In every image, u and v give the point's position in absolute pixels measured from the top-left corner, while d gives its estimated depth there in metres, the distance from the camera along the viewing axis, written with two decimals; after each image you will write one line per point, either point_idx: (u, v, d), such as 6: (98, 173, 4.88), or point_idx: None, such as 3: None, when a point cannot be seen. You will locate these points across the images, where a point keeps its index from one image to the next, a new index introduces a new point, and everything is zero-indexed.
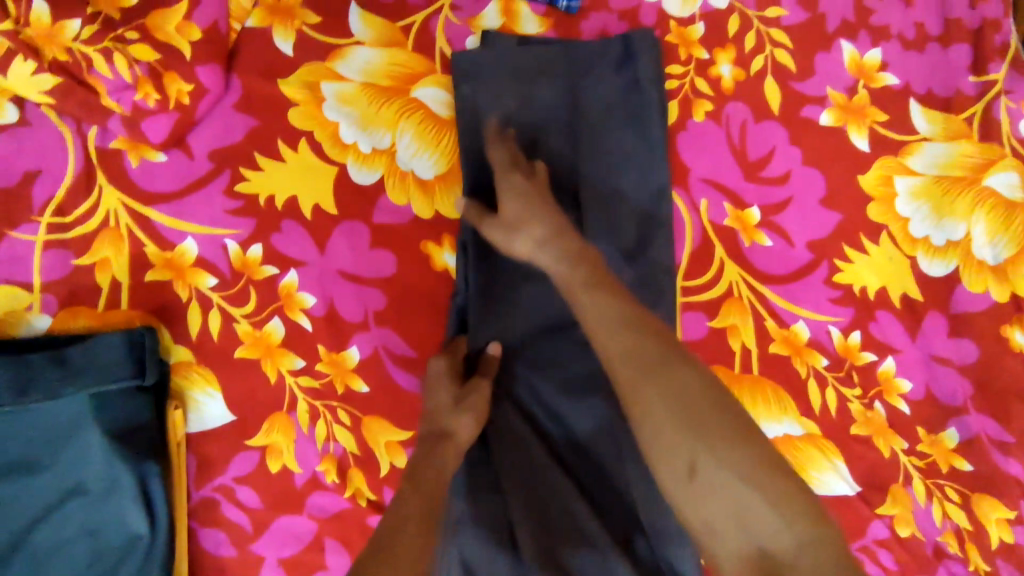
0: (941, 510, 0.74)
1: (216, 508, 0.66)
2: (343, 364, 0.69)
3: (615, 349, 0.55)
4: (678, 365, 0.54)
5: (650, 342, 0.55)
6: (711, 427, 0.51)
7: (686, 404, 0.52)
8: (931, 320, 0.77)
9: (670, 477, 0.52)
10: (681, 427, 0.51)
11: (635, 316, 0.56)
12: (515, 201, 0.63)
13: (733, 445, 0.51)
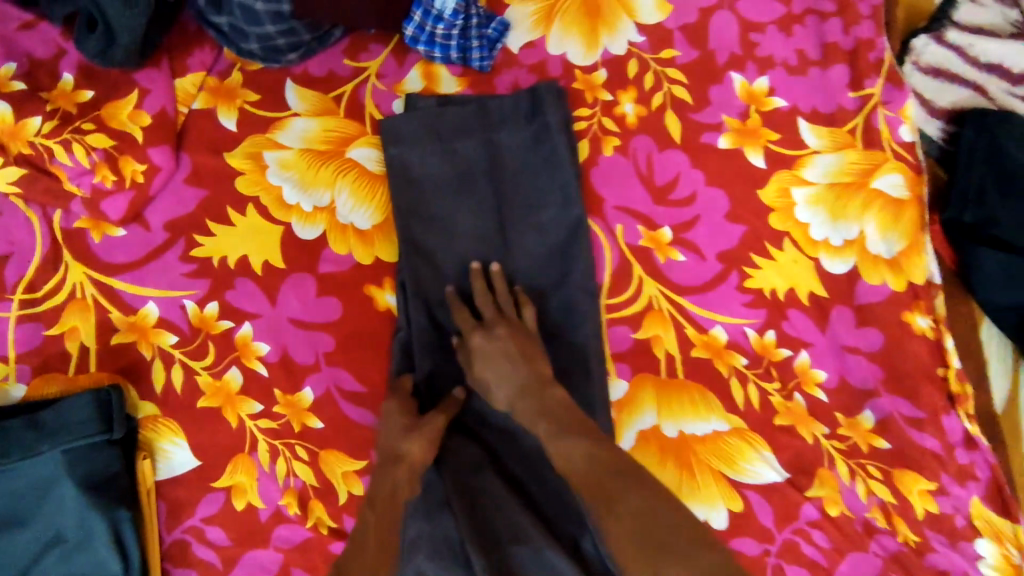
0: (865, 487, 0.80)
1: (188, 548, 0.71)
2: (298, 404, 0.75)
3: (582, 481, 0.64)
4: (633, 488, 0.62)
5: (607, 473, 0.63)
6: (666, 546, 0.58)
7: (640, 514, 0.60)
8: (838, 313, 0.85)
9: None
10: (640, 547, 0.58)
11: (596, 455, 0.65)
12: (485, 365, 0.73)
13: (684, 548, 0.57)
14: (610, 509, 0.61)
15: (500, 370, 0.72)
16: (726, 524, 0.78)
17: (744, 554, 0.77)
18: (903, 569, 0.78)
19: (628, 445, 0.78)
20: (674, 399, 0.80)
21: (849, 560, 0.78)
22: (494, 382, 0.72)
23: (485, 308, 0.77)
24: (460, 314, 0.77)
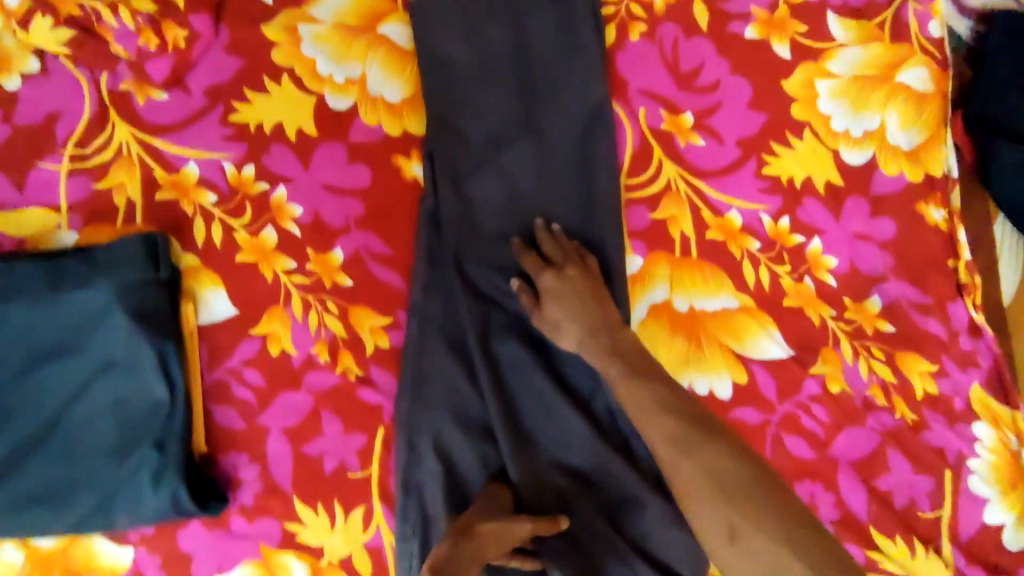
0: (867, 366, 0.82)
1: (226, 386, 0.77)
2: (329, 263, 0.79)
3: (658, 438, 0.65)
4: (710, 445, 0.62)
5: (680, 423, 0.64)
6: (741, 492, 0.58)
7: (712, 477, 0.60)
8: (853, 203, 0.87)
9: (716, 539, 0.59)
10: (718, 500, 0.59)
11: (670, 403, 0.66)
12: (554, 304, 0.74)
13: (759, 505, 0.57)
14: (686, 459, 0.62)
15: (575, 310, 0.74)
16: (729, 394, 0.81)
17: (746, 423, 0.81)
18: (900, 443, 0.81)
19: (640, 315, 0.81)
20: (686, 274, 0.83)
21: (846, 434, 0.81)
22: (565, 323, 0.74)
23: (554, 254, 0.78)
24: (529, 261, 0.78)
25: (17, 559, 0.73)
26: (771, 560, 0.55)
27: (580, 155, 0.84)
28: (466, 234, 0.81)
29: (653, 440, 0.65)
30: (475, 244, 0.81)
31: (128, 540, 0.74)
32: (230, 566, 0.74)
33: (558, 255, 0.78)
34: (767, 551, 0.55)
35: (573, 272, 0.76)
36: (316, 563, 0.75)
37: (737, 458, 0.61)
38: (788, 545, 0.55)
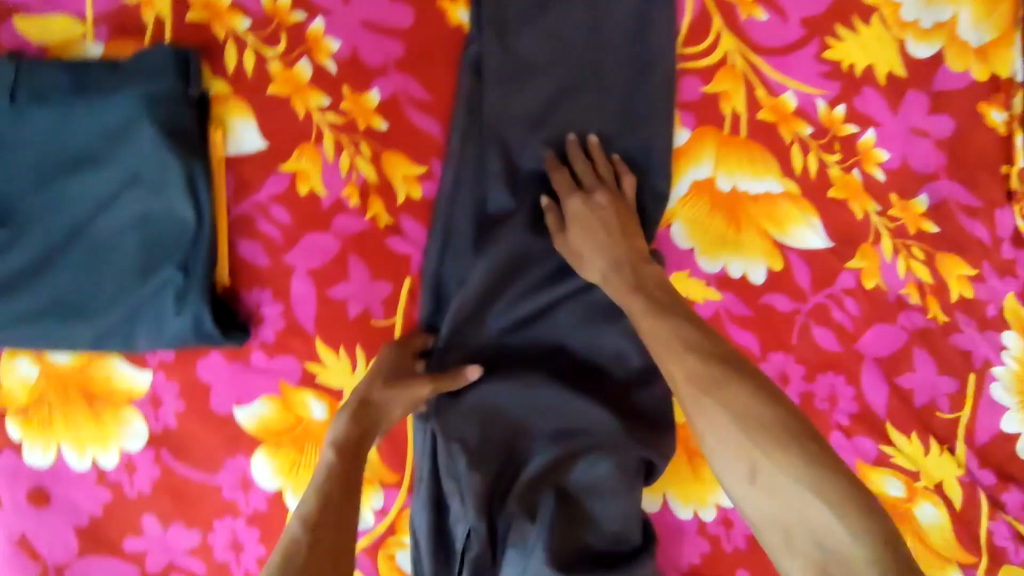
0: (905, 264, 0.80)
1: (253, 221, 0.75)
2: (364, 104, 0.76)
3: (682, 371, 0.57)
4: (740, 383, 0.54)
5: (699, 359, 0.57)
6: (764, 432, 0.52)
7: (739, 418, 0.53)
8: (913, 96, 0.83)
9: (733, 479, 0.52)
10: (740, 442, 0.52)
11: (690, 336, 0.59)
12: (579, 231, 0.70)
13: (786, 445, 0.51)
14: (713, 397, 0.54)
15: (598, 240, 0.69)
16: (763, 279, 0.79)
17: (777, 309, 0.79)
18: (928, 344, 0.79)
19: (682, 191, 0.79)
20: (733, 153, 0.80)
21: (875, 330, 0.79)
22: (589, 252, 0.70)
23: (588, 181, 0.73)
24: (561, 186, 0.73)
25: (31, 374, 0.73)
26: (800, 509, 0.48)
27: (637, 25, 0.77)
28: (509, 101, 0.75)
29: (675, 372, 0.58)
30: (518, 111, 0.75)
31: (147, 365, 0.74)
32: (249, 400, 0.74)
33: (589, 177, 0.73)
34: (794, 497, 0.49)
35: (604, 199, 0.71)
36: (334, 405, 0.74)
37: (764, 397, 0.53)
38: (818, 494, 0.48)
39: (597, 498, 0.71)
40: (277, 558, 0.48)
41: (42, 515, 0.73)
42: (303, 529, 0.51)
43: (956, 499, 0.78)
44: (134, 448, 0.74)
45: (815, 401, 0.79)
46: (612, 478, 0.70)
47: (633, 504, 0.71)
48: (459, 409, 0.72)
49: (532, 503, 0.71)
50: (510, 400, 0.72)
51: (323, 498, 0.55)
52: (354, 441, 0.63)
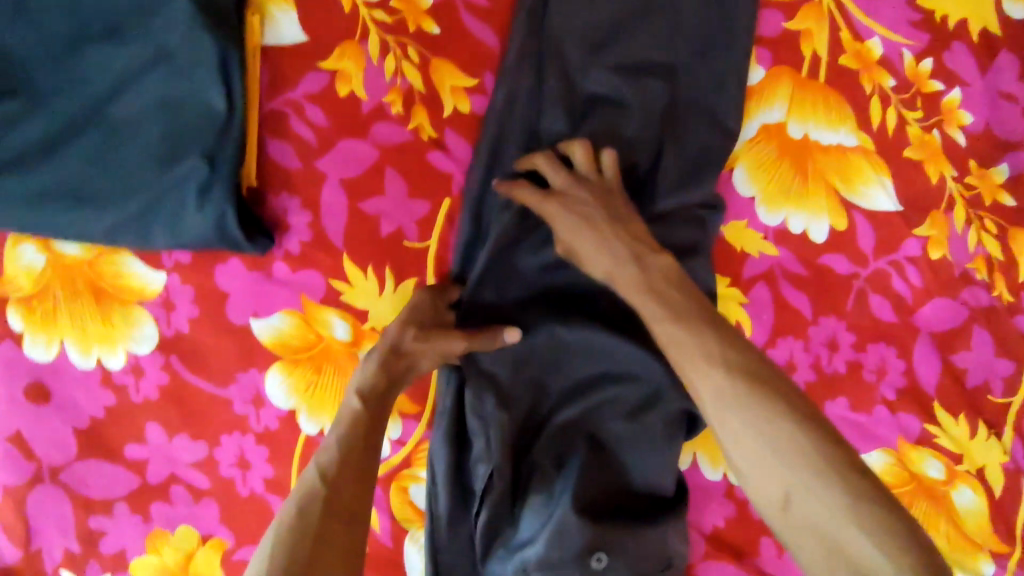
0: (975, 236, 0.75)
1: (286, 120, 0.69)
2: (416, 6, 0.70)
3: (708, 391, 0.52)
4: (775, 403, 0.50)
5: (726, 373, 0.52)
6: (801, 458, 0.48)
7: (773, 443, 0.49)
8: (1004, 58, 0.78)
9: (764, 501, 0.49)
10: (777, 467, 0.48)
11: (720, 339, 0.53)
12: (568, 218, 0.62)
13: (825, 475, 0.47)
14: (738, 416, 0.50)
15: (586, 236, 0.61)
16: (824, 238, 0.74)
17: (834, 271, 0.74)
18: (989, 322, 0.75)
19: (749, 134, 0.73)
20: (808, 99, 0.74)
21: (935, 304, 0.74)
22: (585, 245, 0.61)
23: (584, 168, 0.64)
24: (548, 172, 0.64)
25: (38, 262, 0.68)
26: (842, 542, 0.45)
27: None
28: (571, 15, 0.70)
29: (701, 393, 0.53)
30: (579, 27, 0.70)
31: (162, 265, 0.69)
32: (268, 313, 0.69)
33: (561, 177, 0.63)
34: (833, 526, 0.46)
35: (583, 197, 0.62)
36: (358, 327, 0.70)
37: (800, 417, 0.50)
38: (858, 525, 0.45)
39: (634, 448, 0.67)
40: (291, 517, 0.50)
41: (38, 414, 0.69)
42: (321, 489, 0.53)
43: (996, 486, 0.74)
44: (142, 352, 0.69)
45: (863, 371, 0.74)
46: (650, 429, 0.67)
47: (669, 460, 0.67)
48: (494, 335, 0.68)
49: (566, 446, 0.67)
50: (548, 342, 0.68)
51: (342, 457, 0.55)
52: (381, 394, 0.61)
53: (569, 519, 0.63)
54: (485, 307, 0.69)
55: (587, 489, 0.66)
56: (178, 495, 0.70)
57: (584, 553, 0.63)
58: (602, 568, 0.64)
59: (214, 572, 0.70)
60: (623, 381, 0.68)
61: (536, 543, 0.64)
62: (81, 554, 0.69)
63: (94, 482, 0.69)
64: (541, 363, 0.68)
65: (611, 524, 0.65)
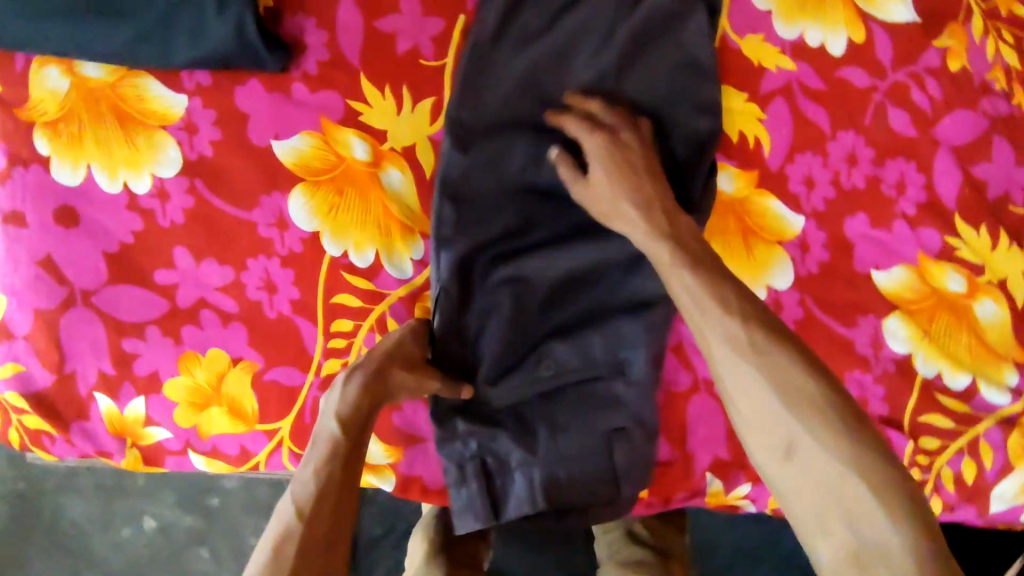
0: (994, 47, 0.77)
1: None
2: None
3: (717, 336, 0.50)
4: (787, 354, 0.48)
5: (746, 322, 0.50)
6: (812, 407, 0.46)
7: (768, 382, 0.47)
8: None
9: (764, 450, 0.47)
10: (783, 414, 0.46)
11: (733, 295, 0.51)
12: (607, 177, 0.62)
13: (833, 425, 0.45)
14: (753, 364, 0.48)
15: (616, 174, 0.61)
16: (842, 52, 0.74)
17: (851, 84, 0.74)
18: (1010, 131, 0.76)
19: None
20: None
21: (955, 115, 0.75)
22: (617, 204, 0.61)
23: (610, 121, 0.65)
24: (580, 134, 0.65)
25: (61, 86, 0.69)
26: (828, 493, 0.44)
27: None
28: None
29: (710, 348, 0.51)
30: None
31: (183, 87, 0.70)
32: (289, 135, 0.70)
33: (610, 117, 0.65)
34: (832, 478, 0.44)
35: (601, 142, 0.63)
36: (378, 147, 0.71)
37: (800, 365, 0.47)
38: (864, 480, 0.43)
39: (587, 283, 0.69)
40: (265, 557, 0.47)
41: (68, 237, 0.70)
42: (298, 525, 0.49)
43: (1019, 298, 0.74)
44: (167, 175, 0.70)
45: (883, 186, 0.74)
46: (600, 256, 0.68)
47: (614, 295, 0.70)
48: (483, 153, 0.68)
49: (518, 278, 0.68)
50: (529, 159, 0.68)
51: (318, 489, 0.52)
52: (355, 415, 0.57)
53: (511, 341, 0.68)
54: (481, 128, 0.68)
55: (539, 317, 0.69)
56: (207, 318, 0.71)
57: (533, 364, 0.69)
58: (551, 376, 0.69)
59: (245, 393, 0.71)
60: (593, 237, 0.68)
61: (489, 366, 0.68)
62: (115, 376, 0.70)
63: (125, 304, 0.70)
64: (511, 192, 0.68)
65: (564, 341, 0.69)
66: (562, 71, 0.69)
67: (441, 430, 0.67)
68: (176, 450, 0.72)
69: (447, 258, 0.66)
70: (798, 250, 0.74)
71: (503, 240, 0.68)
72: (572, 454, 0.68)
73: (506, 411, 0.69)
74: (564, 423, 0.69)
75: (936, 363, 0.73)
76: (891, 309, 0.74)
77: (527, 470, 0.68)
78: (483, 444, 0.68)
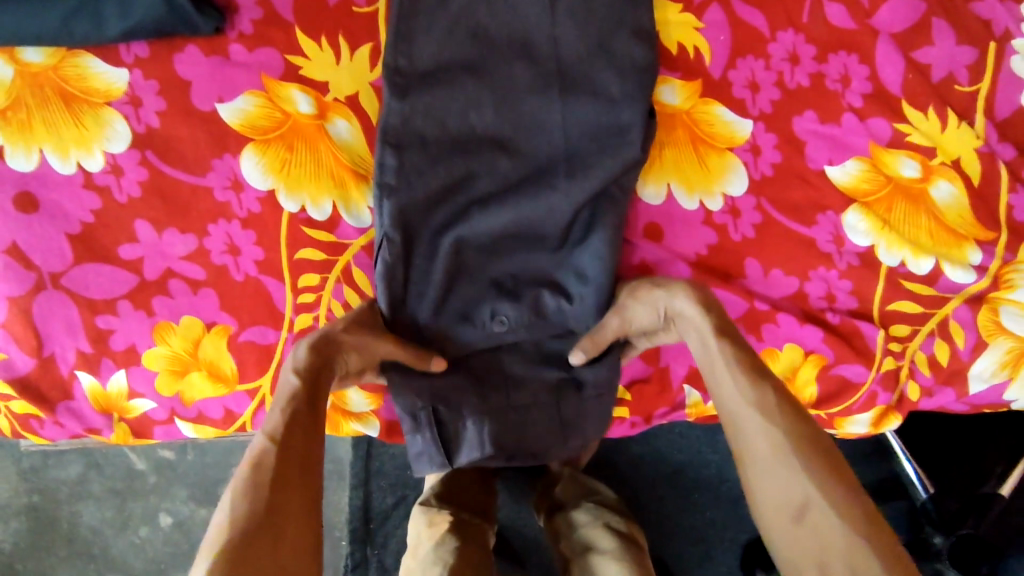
0: None
1: None
2: None
3: (733, 406, 0.57)
4: (800, 423, 0.55)
5: (769, 391, 0.56)
6: (824, 469, 0.52)
7: (778, 454, 0.53)
8: None
9: (778, 512, 0.52)
10: (795, 472, 0.52)
11: (757, 368, 0.58)
12: (605, 329, 0.68)
13: (844, 488, 0.51)
14: (767, 425, 0.55)
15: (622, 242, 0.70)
16: None
17: None
18: (948, 11, 0.76)
19: None
20: None
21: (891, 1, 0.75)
22: (650, 304, 0.66)
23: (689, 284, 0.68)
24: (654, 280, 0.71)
25: (5, 75, 0.70)
26: (828, 550, 0.49)
27: None
28: None
29: (725, 424, 0.58)
30: None
31: (123, 62, 0.71)
32: (232, 97, 0.71)
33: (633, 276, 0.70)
34: (838, 538, 0.49)
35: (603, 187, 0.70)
36: (321, 99, 0.72)
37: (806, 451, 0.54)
38: (872, 543, 0.47)
39: (536, 242, 0.71)
40: (247, 470, 0.50)
41: (30, 223, 0.70)
42: (275, 445, 0.52)
43: (974, 176, 0.75)
44: (119, 151, 0.71)
45: (827, 81, 0.75)
46: (538, 209, 0.69)
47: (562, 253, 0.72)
48: (424, 98, 0.67)
49: (468, 230, 0.69)
50: (461, 100, 0.68)
51: (289, 417, 0.54)
52: (308, 412, 0.56)
53: (464, 290, 0.70)
54: (417, 73, 0.67)
55: (484, 266, 0.71)
56: (176, 288, 0.72)
57: (483, 319, 0.71)
58: (504, 333, 0.71)
59: (223, 356, 0.72)
60: (527, 192, 0.69)
61: (446, 317, 0.70)
62: (94, 353, 0.71)
63: (93, 282, 0.71)
64: (454, 138, 0.68)
65: (510, 298, 0.71)
66: (495, 7, 0.68)
67: (394, 378, 0.68)
68: (163, 419, 0.73)
69: (390, 207, 0.65)
70: (750, 154, 0.74)
71: (449, 190, 0.68)
72: (521, 403, 0.72)
73: (459, 360, 0.71)
74: (514, 373, 0.72)
75: (898, 251, 0.74)
76: (850, 204, 0.74)
77: (479, 419, 0.71)
78: (435, 394, 0.69)
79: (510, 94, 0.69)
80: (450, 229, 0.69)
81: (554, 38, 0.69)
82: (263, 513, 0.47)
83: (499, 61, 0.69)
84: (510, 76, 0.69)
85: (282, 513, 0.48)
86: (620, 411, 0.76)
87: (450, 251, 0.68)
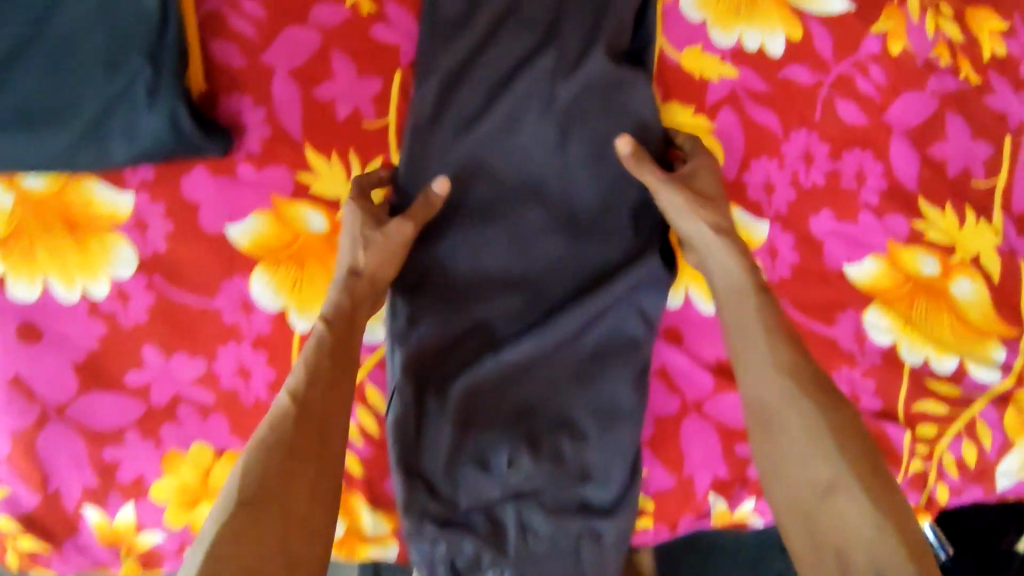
0: (934, 24, 0.76)
1: (223, 20, 0.69)
2: None
3: (760, 393, 0.59)
4: (837, 421, 0.55)
5: (817, 394, 0.57)
6: (852, 452, 0.54)
7: (806, 427, 0.55)
8: None
9: (802, 478, 0.54)
10: (828, 405, 0.54)
11: (808, 368, 0.58)
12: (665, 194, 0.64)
13: (892, 498, 0.52)
14: (802, 413, 0.56)
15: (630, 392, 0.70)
16: (781, 52, 0.74)
17: (797, 82, 0.74)
18: (960, 105, 0.75)
19: None
20: None
21: (905, 97, 0.75)
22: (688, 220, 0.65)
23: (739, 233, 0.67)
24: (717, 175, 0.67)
25: (5, 203, 0.68)
26: (852, 537, 0.50)
27: None
28: None
29: (748, 391, 0.59)
30: None
31: (128, 185, 0.69)
32: (241, 217, 0.69)
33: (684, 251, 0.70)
34: (857, 522, 0.51)
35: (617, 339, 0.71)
36: (333, 216, 0.70)
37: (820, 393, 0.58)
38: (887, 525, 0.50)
39: (552, 382, 0.70)
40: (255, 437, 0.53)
41: (33, 354, 0.68)
42: (288, 410, 0.54)
43: (995, 273, 0.74)
44: (124, 276, 0.68)
45: (842, 180, 0.74)
46: (549, 351, 0.69)
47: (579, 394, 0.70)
48: (434, 241, 0.69)
49: (479, 374, 0.68)
50: (470, 247, 0.69)
51: (310, 377, 0.56)
52: (325, 389, 0.56)
53: (478, 435, 0.68)
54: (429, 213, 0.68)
55: (496, 412, 0.69)
56: (186, 414, 0.69)
57: (500, 466, 0.67)
58: (521, 481, 0.67)
59: None
60: (540, 332, 0.69)
61: (461, 464, 0.67)
62: (101, 486, 0.69)
63: (101, 412, 0.69)
64: (464, 284, 0.69)
65: (529, 445, 0.68)
66: (506, 152, 0.70)
67: (410, 524, 0.65)
68: (172, 551, 0.70)
69: (400, 355, 0.66)
70: (769, 256, 0.73)
71: (460, 335, 0.69)
72: (541, 556, 0.68)
73: (476, 511, 0.68)
74: (534, 524, 0.68)
75: (921, 350, 0.73)
76: (868, 302, 0.73)
77: (498, 570, 0.67)
78: (450, 545, 0.66)
79: (523, 238, 0.70)
80: (461, 374, 0.68)
81: (567, 181, 0.70)
82: (262, 483, 0.50)
83: (510, 204, 0.70)
84: (522, 219, 0.70)
85: (291, 490, 0.51)
86: (645, 521, 0.73)
87: (461, 396, 0.68)
